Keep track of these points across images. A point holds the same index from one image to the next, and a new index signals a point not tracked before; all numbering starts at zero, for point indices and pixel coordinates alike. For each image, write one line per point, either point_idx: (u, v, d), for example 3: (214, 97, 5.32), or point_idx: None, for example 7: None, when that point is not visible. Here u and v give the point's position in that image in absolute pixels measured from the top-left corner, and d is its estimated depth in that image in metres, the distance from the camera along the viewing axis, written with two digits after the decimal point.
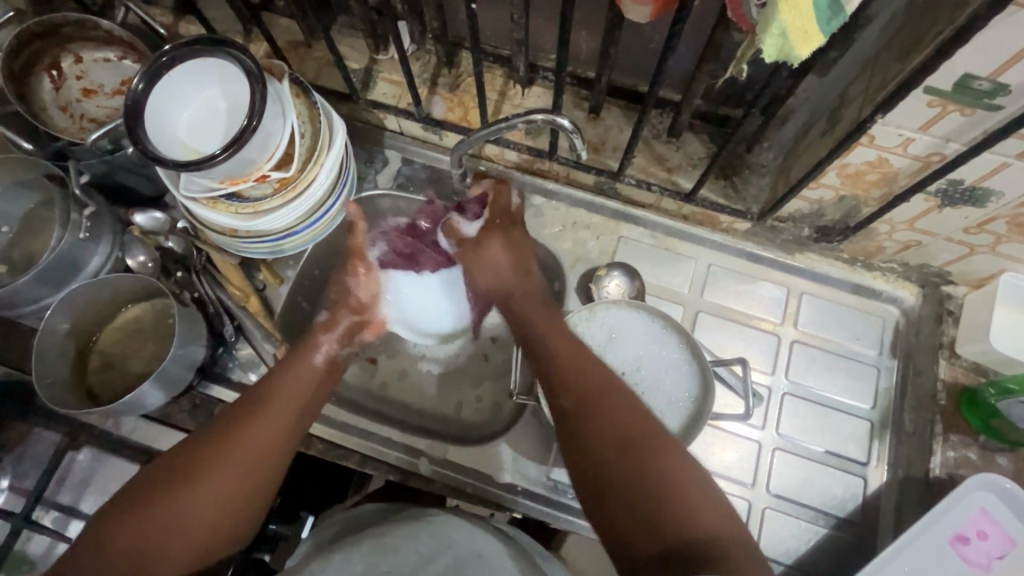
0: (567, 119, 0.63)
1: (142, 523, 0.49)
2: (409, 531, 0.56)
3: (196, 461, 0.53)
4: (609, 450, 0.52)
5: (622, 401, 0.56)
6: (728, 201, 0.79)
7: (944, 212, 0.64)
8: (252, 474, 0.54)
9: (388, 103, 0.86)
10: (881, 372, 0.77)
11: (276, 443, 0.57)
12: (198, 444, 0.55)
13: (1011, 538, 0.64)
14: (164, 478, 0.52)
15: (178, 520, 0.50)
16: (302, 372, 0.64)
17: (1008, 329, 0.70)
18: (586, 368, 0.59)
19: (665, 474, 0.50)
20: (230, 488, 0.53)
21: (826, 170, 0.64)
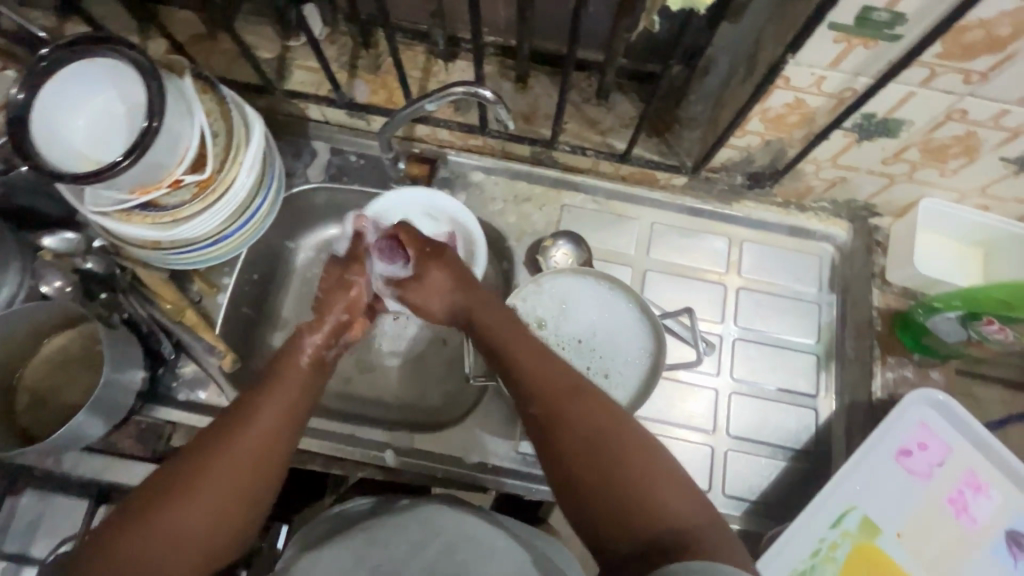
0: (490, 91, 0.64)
1: (136, 546, 0.45)
2: (398, 524, 0.57)
3: (185, 475, 0.48)
4: (575, 446, 0.49)
5: (580, 398, 0.52)
6: (662, 157, 0.79)
7: (863, 145, 0.66)
8: (240, 471, 0.50)
9: (308, 91, 0.82)
10: (821, 307, 0.81)
11: (270, 431, 0.52)
12: (177, 460, 0.50)
13: (949, 445, 0.68)
14: (154, 493, 0.48)
15: (161, 549, 0.46)
16: (288, 383, 0.56)
17: (926, 252, 0.75)
18: (534, 369, 0.55)
19: (632, 466, 0.47)
20: (218, 495, 0.48)
21: (749, 116, 0.65)
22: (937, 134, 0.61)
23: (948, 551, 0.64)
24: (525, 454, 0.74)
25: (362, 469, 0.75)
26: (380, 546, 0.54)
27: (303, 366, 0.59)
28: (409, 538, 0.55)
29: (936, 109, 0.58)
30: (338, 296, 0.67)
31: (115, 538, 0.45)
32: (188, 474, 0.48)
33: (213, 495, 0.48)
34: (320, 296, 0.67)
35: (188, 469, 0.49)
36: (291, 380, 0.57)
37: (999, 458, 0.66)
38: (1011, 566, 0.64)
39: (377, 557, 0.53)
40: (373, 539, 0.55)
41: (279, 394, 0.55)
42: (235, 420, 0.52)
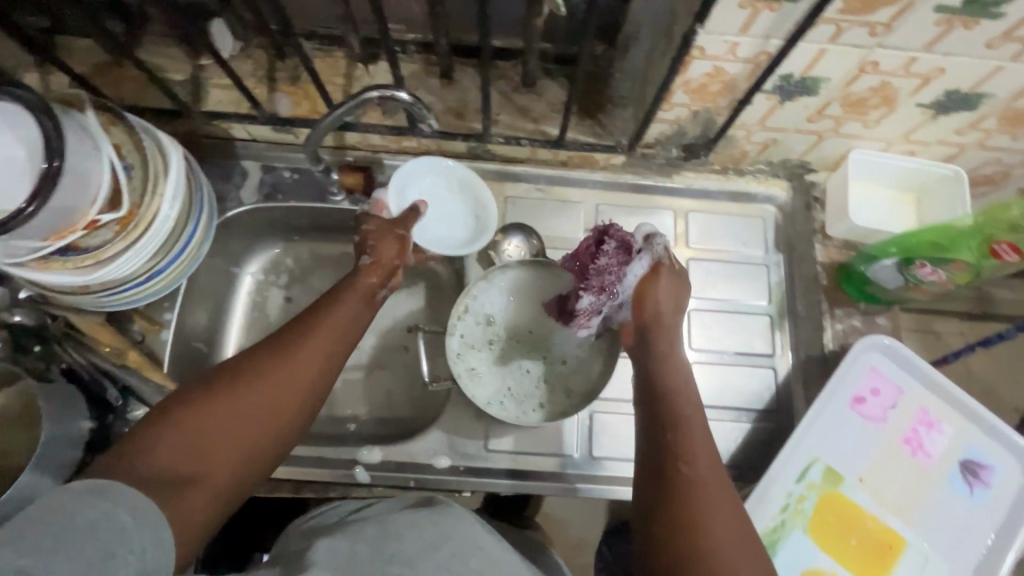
0: (408, 92, 0.65)
1: (192, 423, 0.49)
2: (412, 521, 0.54)
3: (254, 365, 0.54)
4: (701, 502, 0.49)
5: (695, 430, 0.53)
6: (598, 138, 0.79)
7: (786, 106, 0.66)
8: (290, 388, 0.54)
9: (227, 110, 0.78)
10: (770, 268, 0.82)
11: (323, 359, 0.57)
12: (249, 355, 0.55)
13: (900, 387, 0.70)
14: (212, 386, 0.52)
15: (230, 424, 0.51)
16: (346, 307, 0.62)
17: (862, 203, 0.77)
18: (676, 382, 0.57)
19: (739, 541, 0.48)
20: (279, 396, 0.53)
21: (673, 88, 0.65)
22: (854, 87, 0.62)
23: (908, 487, 0.67)
24: (495, 451, 0.74)
25: (332, 488, 0.74)
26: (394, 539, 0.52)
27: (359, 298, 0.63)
28: (423, 535, 0.52)
29: (849, 63, 0.58)
30: (387, 241, 0.68)
31: (171, 417, 0.50)
32: (246, 378, 0.53)
33: (264, 401, 0.52)
34: (367, 237, 0.68)
35: (247, 373, 0.54)
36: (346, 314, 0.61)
37: (944, 392, 0.70)
38: (967, 494, 0.67)
39: (393, 549, 0.50)
40: (384, 536, 0.52)
41: (331, 321, 0.60)
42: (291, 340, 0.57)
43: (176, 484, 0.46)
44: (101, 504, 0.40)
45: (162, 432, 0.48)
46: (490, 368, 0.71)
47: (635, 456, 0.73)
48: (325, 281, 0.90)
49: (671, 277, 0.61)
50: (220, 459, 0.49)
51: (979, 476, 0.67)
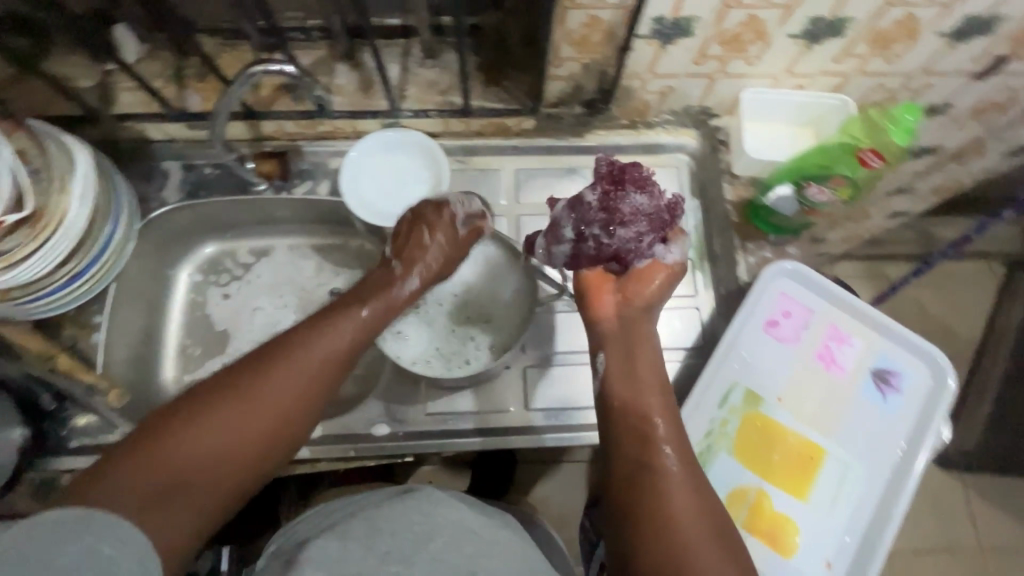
0: (294, 67, 0.67)
1: (170, 454, 0.47)
2: (402, 512, 0.53)
3: (252, 379, 0.52)
4: (683, 523, 0.51)
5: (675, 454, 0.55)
6: (505, 104, 0.81)
7: (670, 50, 0.70)
8: (280, 417, 0.52)
9: (139, 112, 0.80)
10: (688, 213, 0.85)
11: (327, 373, 0.56)
12: (241, 367, 0.53)
13: (809, 308, 0.74)
14: (210, 394, 0.51)
15: (223, 438, 0.49)
16: (336, 336, 0.58)
17: (762, 141, 0.79)
18: (654, 387, 0.60)
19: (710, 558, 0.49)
20: (273, 413, 0.52)
21: (557, 43, 0.68)
22: (725, 24, 0.66)
23: (824, 400, 0.70)
24: (433, 413, 0.75)
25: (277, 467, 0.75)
26: (378, 534, 0.51)
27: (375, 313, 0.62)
28: (414, 527, 0.52)
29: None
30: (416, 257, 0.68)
31: (160, 432, 0.48)
32: (253, 385, 0.52)
33: (251, 428, 0.51)
34: (423, 240, 0.69)
35: (258, 377, 0.52)
36: (358, 329, 0.60)
37: (851, 307, 0.73)
38: (880, 400, 0.70)
39: (387, 545, 0.50)
40: (376, 528, 0.51)
41: (335, 342, 0.58)
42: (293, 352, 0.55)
43: (167, 500, 0.45)
44: (84, 538, 0.38)
45: (152, 443, 0.47)
46: (416, 331, 0.74)
47: (569, 403, 0.76)
48: (260, 274, 0.91)
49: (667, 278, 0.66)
50: (208, 478, 0.48)
51: (890, 383, 0.71)
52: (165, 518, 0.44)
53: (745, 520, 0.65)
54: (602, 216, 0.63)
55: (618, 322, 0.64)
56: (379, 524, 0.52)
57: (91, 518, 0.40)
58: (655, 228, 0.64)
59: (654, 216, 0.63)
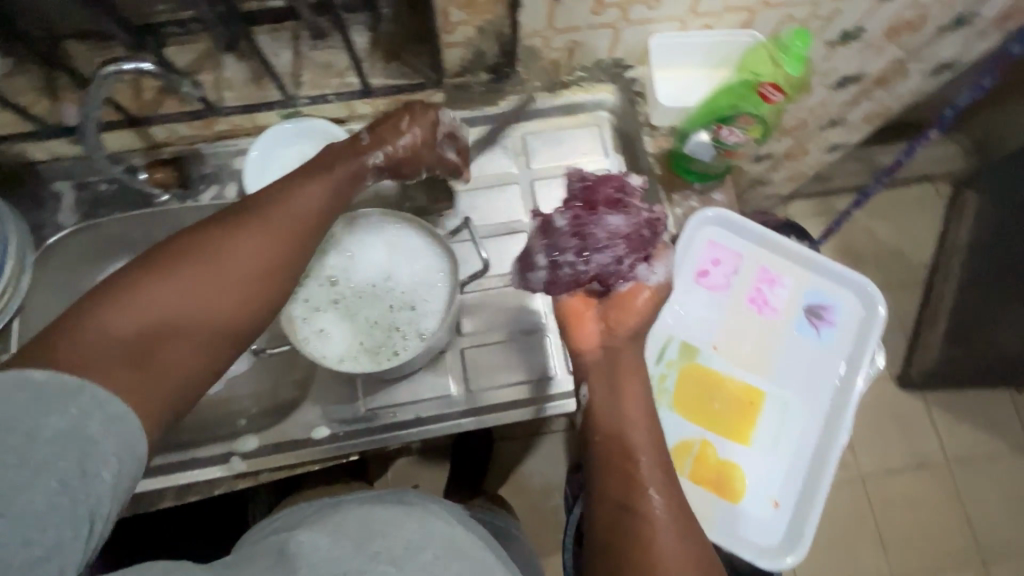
0: (155, 65, 0.61)
1: (124, 303, 0.45)
2: (396, 514, 0.47)
3: (179, 247, 0.49)
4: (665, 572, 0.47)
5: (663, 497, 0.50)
6: (408, 79, 0.77)
7: (563, 3, 0.66)
8: (238, 277, 0.49)
9: (13, 133, 0.74)
10: (612, 171, 0.84)
11: (281, 249, 0.52)
12: (172, 243, 0.50)
13: (737, 252, 0.73)
14: (156, 262, 0.48)
15: (212, 308, 0.48)
16: (314, 196, 0.56)
17: (674, 84, 0.76)
18: (635, 417, 0.53)
19: None
20: (241, 289, 0.49)
21: (442, 8, 0.64)
22: None
23: (759, 343, 0.70)
24: (373, 408, 0.74)
25: (221, 484, 0.73)
26: (373, 531, 0.45)
27: (329, 179, 0.58)
28: (407, 530, 0.46)
29: None
30: (346, 158, 0.61)
31: (147, 281, 0.46)
32: (227, 240, 0.50)
33: (236, 290, 0.49)
34: (391, 124, 0.65)
35: (215, 250, 0.49)
36: (301, 200, 0.55)
37: (778, 246, 0.72)
38: (814, 336, 0.70)
39: (378, 546, 0.43)
40: (371, 526, 0.46)
41: (305, 204, 0.55)
42: (281, 206, 0.54)
43: (128, 366, 0.43)
44: (71, 411, 0.38)
45: (94, 312, 0.44)
46: (339, 328, 0.71)
47: (510, 379, 0.75)
48: None
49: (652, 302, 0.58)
50: (192, 349, 0.47)
51: (822, 317, 0.71)
52: (148, 394, 0.43)
53: (689, 471, 0.66)
54: (575, 240, 0.59)
55: (602, 354, 0.57)
56: (373, 522, 0.46)
57: (81, 387, 0.40)
58: (636, 248, 0.58)
59: (633, 233, 0.58)
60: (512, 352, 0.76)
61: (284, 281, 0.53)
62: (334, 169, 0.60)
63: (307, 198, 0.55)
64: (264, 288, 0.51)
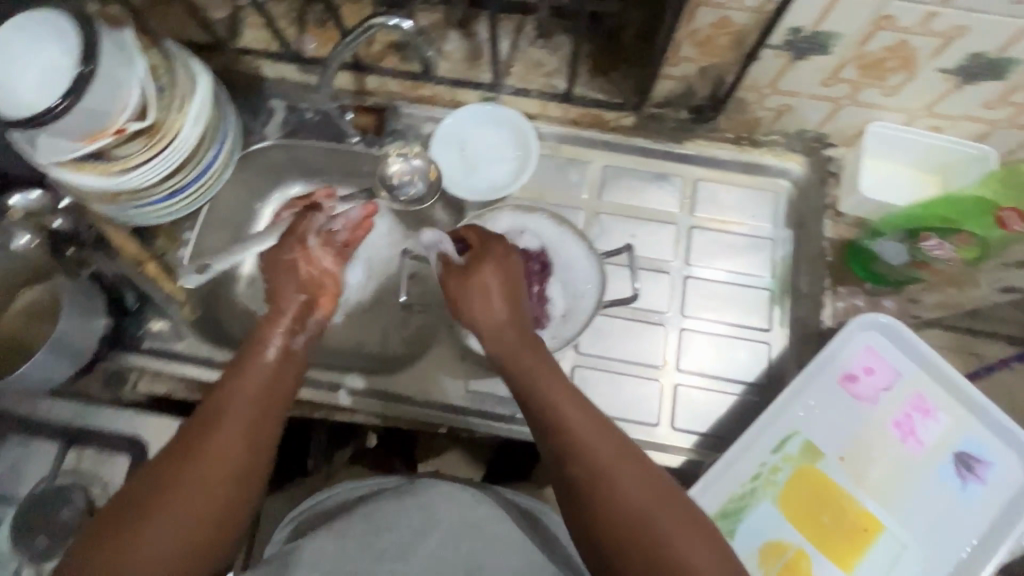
0: (412, 23, 0.67)
1: (114, 553, 0.43)
2: (400, 505, 0.55)
3: (149, 491, 0.45)
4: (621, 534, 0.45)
5: (616, 468, 0.47)
6: (608, 96, 0.78)
7: (799, 66, 0.65)
8: (211, 484, 0.46)
9: (260, 48, 0.83)
10: (776, 243, 0.80)
11: (197, 501, 0.45)
12: (140, 481, 0.46)
13: (896, 370, 0.67)
14: (159, 470, 0.47)
15: (165, 538, 0.44)
16: (250, 381, 0.52)
17: (876, 175, 0.73)
18: (543, 386, 0.53)
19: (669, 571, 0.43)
20: (203, 504, 0.45)
21: (679, 41, 0.65)
22: (869, 46, 0.60)
23: (893, 472, 0.64)
24: (474, 392, 0.76)
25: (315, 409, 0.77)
26: (383, 531, 0.53)
27: (268, 364, 0.54)
28: (411, 522, 0.54)
29: (863, 17, 0.57)
30: (281, 264, 0.63)
31: (150, 496, 0.45)
32: (178, 467, 0.46)
33: (201, 503, 0.46)
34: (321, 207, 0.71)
35: (194, 445, 0.47)
36: (255, 376, 0.53)
37: (945, 379, 0.66)
38: (958, 487, 0.63)
39: (384, 543, 0.53)
40: (374, 521, 0.54)
41: (247, 391, 0.51)
42: (224, 410, 0.50)
43: None
44: None
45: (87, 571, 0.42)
46: None
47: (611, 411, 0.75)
48: None
49: (499, 264, 0.61)
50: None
51: (974, 471, 0.63)
52: None
53: None
54: None
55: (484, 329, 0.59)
56: (375, 523, 0.54)
57: None
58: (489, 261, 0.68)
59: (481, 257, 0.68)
60: (620, 385, 0.76)
61: (251, 472, 0.49)
62: (285, 293, 0.61)
63: (286, 365, 0.56)
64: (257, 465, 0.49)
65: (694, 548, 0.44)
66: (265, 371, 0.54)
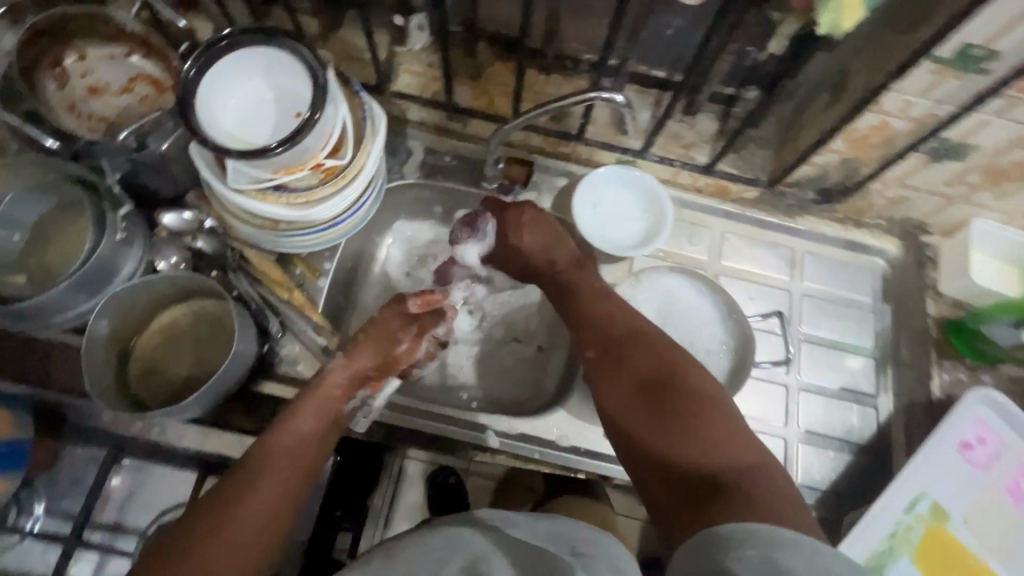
0: (622, 97, 0.71)
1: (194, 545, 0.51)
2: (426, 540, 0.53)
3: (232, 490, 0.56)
4: (643, 384, 0.62)
5: (643, 352, 0.65)
6: (740, 172, 0.86)
7: (931, 167, 0.74)
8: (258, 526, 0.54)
9: (414, 93, 0.87)
10: (876, 315, 0.88)
11: (260, 523, 0.55)
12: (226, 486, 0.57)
13: (1004, 441, 0.74)
14: (236, 482, 0.57)
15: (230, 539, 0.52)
16: (303, 423, 0.64)
17: (981, 266, 0.82)
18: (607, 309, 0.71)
19: (683, 404, 0.59)
20: (253, 522, 0.54)
21: (835, 136, 0.73)
22: (1001, 159, 0.69)
23: (1008, 533, 0.71)
24: None
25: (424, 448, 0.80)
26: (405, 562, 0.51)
27: (314, 412, 0.66)
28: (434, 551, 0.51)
29: (1005, 137, 0.66)
30: (397, 326, 0.76)
31: (232, 493, 0.56)
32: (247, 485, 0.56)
33: (260, 525, 0.55)
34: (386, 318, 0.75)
35: (259, 462, 0.59)
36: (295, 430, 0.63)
37: None
38: None
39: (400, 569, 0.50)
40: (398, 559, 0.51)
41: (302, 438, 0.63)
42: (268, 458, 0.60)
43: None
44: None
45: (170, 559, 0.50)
46: None
47: None
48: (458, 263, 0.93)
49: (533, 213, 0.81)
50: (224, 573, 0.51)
51: None
52: None
53: None
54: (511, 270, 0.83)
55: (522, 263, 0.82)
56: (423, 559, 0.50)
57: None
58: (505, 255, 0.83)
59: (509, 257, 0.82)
60: None
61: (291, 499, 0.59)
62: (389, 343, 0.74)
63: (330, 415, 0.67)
64: (287, 496, 0.58)
65: (718, 427, 0.57)
66: (317, 415, 0.66)
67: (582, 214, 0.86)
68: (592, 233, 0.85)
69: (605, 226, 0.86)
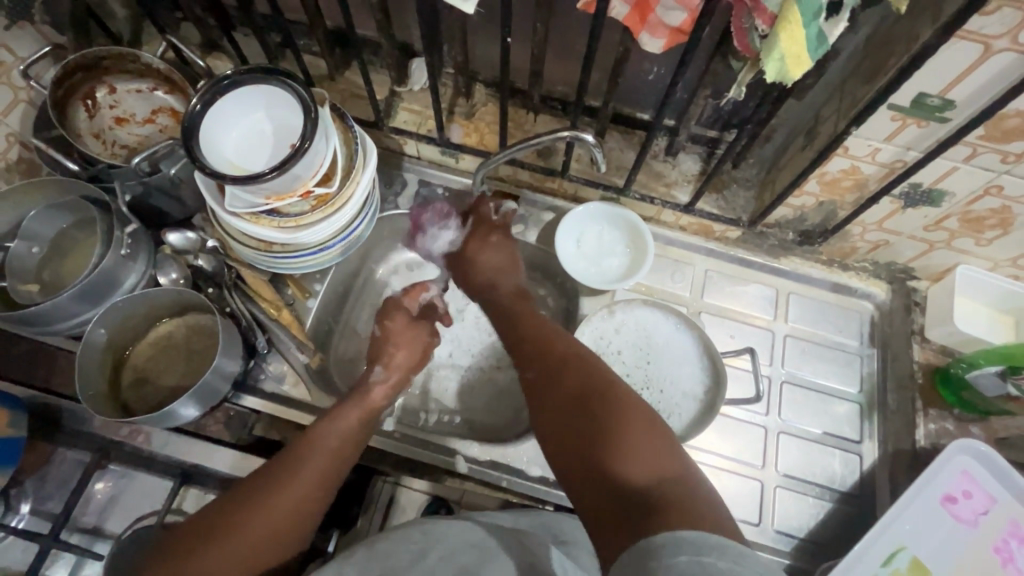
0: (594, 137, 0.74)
1: (237, 515, 0.57)
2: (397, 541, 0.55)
3: (283, 472, 0.60)
4: (564, 399, 0.59)
5: (572, 367, 0.62)
6: (721, 211, 0.88)
7: (907, 212, 0.74)
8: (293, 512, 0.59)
9: (410, 129, 0.93)
10: (863, 359, 0.86)
11: (297, 504, 0.59)
12: (273, 465, 0.61)
13: (991, 496, 0.71)
14: (285, 461, 0.61)
15: (265, 517, 0.57)
16: (347, 421, 0.67)
17: (966, 313, 0.81)
18: (533, 322, 0.71)
19: (609, 424, 0.54)
20: (287, 499, 0.59)
21: (808, 179, 0.75)
22: (975, 206, 0.69)
23: None
24: None
25: (398, 474, 0.82)
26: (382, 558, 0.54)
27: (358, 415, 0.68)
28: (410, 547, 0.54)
29: (976, 184, 0.66)
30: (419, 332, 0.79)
31: (279, 471, 0.60)
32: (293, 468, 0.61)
33: (292, 509, 0.59)
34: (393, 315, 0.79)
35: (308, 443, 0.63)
36: (334, 437, 0.65)
37: None
38: None
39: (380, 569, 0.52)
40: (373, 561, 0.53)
41: (346, 435, 0.66)
42: (296, 469, 0.61)
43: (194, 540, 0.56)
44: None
45: (219, 525, 0.57)
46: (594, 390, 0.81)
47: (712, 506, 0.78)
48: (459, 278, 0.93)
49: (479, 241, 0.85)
50: (255, 542, 0.57)
51: None
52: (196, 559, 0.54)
53: None
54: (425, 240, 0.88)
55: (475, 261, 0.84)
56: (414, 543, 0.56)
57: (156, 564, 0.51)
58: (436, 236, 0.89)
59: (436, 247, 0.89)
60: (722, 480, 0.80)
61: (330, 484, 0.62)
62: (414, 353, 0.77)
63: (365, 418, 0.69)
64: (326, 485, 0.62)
65: (648, 442, 0.52)
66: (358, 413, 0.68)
67: (563, 244, 0.88)
68: (573, 266, 0.87)
69: (590, 258, 0.88)
